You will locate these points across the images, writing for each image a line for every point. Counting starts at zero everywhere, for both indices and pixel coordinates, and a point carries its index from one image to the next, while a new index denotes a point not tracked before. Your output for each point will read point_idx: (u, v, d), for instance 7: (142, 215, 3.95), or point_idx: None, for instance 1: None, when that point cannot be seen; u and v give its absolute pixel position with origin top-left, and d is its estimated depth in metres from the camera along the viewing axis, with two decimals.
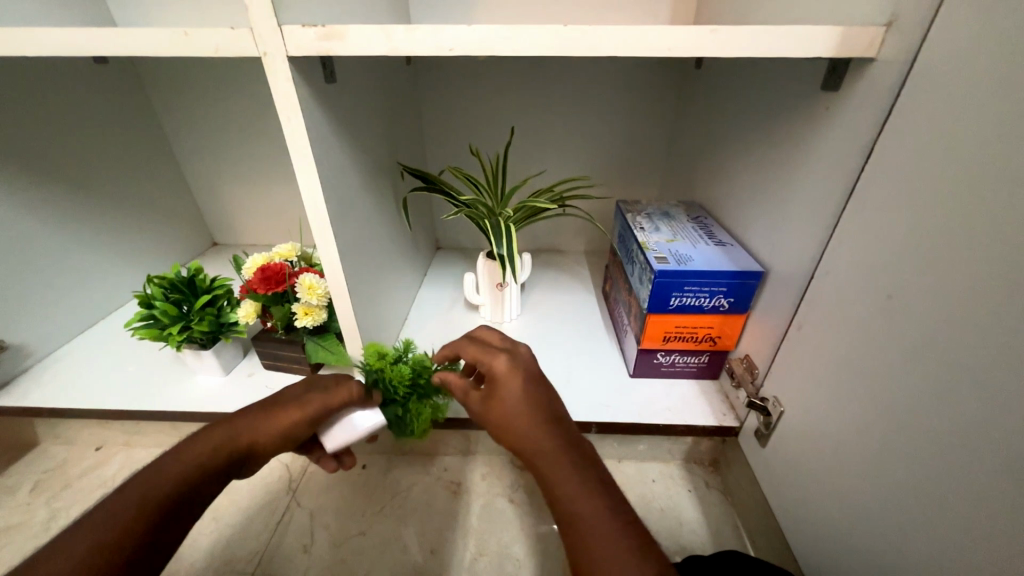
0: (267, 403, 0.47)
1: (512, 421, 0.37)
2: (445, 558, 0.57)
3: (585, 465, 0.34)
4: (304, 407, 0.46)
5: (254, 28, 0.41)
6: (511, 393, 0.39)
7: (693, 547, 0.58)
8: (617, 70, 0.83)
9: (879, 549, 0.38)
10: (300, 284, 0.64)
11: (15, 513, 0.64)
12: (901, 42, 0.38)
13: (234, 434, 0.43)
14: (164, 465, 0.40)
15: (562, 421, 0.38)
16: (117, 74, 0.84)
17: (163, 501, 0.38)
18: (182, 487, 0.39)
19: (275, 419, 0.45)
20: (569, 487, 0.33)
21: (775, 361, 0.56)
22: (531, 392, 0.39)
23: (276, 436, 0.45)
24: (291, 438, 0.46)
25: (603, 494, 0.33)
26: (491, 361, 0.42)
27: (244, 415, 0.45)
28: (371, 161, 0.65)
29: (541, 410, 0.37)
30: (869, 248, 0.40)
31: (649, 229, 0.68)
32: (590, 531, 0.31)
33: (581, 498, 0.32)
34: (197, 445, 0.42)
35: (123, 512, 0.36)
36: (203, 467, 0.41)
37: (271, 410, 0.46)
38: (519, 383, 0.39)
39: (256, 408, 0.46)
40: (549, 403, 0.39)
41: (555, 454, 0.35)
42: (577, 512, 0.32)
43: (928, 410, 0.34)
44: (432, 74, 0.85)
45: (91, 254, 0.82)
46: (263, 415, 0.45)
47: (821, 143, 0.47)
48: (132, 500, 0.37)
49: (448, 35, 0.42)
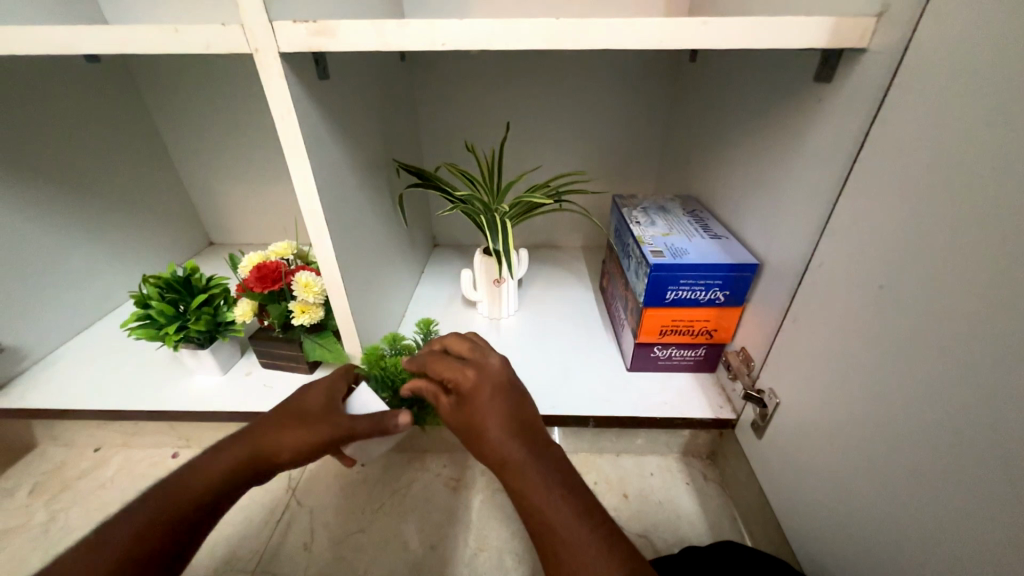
0: (294, 415, 0.45)
1: (480, 435, 0.38)
2: (445, 553, 0.58)
3: (551, 470, 0.34)
4: (330, 427, 0.44)
5: (245, 25, 0.41)
6: (479, 409, 0.39)
7: (691, 539, 0.59)
8: (612, 64, 0.83)
9: (874, 536, 0.38)
10: (296, 282, 0.63)
11: (15, 515, 0.64)
12: (893, 32, 0.38)
13: (257, 448, 0.43)
14: (186, 479, 0.40)
15: (529, 431, 0.37)
16: (109, 73, 0.83)
17: (181, 516, 0.38)
18: (203, 502, 0.39)
19: (300, 437, 0.44)
20: (535, 497, 0.33)
21: (771, 353, 0.56)
22: (498, 405, 0.39)
23: (299, 454, 0.44)
24: (314, 455, 0.45)
25: (573, 499, 0.33)
26: (459, 378, 0.42)
27: (269, 426, 0.45)
28: (366, 157, 0.64)
29: (504, 422, 0.37)
30: (863, 238, 0.41)
31: (645, 223, 0.68)
32: (561, 540, 0.31)
33: (548, 508, 0.32)
34: (221, 459, 0.42)
35: (143, 523, 0.36)
36: (224, 483, 0.41)
37: (298, 423, 0.44)
38: (485, 398, 0.39)
39: (283, 418, 0.45)
40: (513, 414, 0.38)
41: (518, 467, 0.35)
42: (547, 524, 0.32)
43: (922, 400, 0.34)
44: (426, 70, 0.85)
45: (86, 255, 0.82)
46: (291, 429, 0.44)
47: (814, 135, 0.47)
48: (151, 513, 0.37)
49: (440, 30, 0.42)
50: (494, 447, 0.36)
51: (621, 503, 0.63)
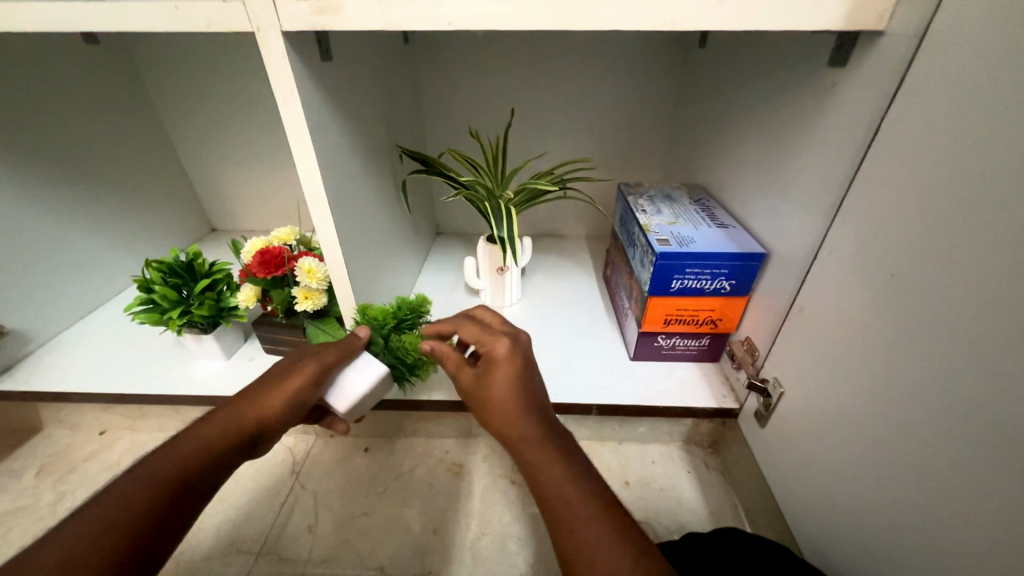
0: (265, 378, 0.47)
1: (500, 404, 0.38)
2: (447, 538, 0.58)
3: (569, 453, 0.35)
4: (304, 374, 0.47)
5: (246, 1, 0.40)
6: (508, 379, 0.39)
7: (691, 526, 0.59)
8: (619, 48, 0.82)
9: (877, 525, 0.39)
10: (299, 268, 0.63)
11: (22, 496, 0.65)
12: (911, 14, 0.37)
13: (237, 414, 0.44)
14: (169, 451, 0.40)
15: (545, 413, 0.38)
16: (109, 54, 0.82)
17: (172, 484, 0.38)
18: (191, 468, 0.39)
19: (276, 392, 0.46)
20: (555, 476, 0.33)
21: (776, 343, 0.56)
22: (524, 380, 0.40)
23: (281, 408, 0.46)
24: (296, 408, 0.47)
25: (585, 479, 0.33)
26: (494, 343, 0.43)
27: (243, 395, 0.45)
28: (369, 142, 0.64)
29: (525, 400, 0.38)
30: (875, 226, 0.40)
31: (651, 212, 0.68)
32: (579, 517, 0.31)
33: (565, 485, 0.33)
34: (200, 430, 0.42)
35: (132, 495, 0.36)
36: (211, 449, 0.41)
37: (271, 383, 0.46)
38: (513, 371, 0.40)
39: (256, 384, 0.47)
40: (536, 395, 0.39)
41: (540, 444, 0.35)
42: (564, 500, 0.32)
43: (929, 391, 0.34)
44: (430, 53, 0.84)
45: (87, 239, 0.81)
46: (265, 390, 0.46)
47: (826, 121, 0.47)
48: (139, 484, 0.37)
49: (447, 9, 0.41)
50: (518, 421, 0.37)
51: (622, 490, 0.63)
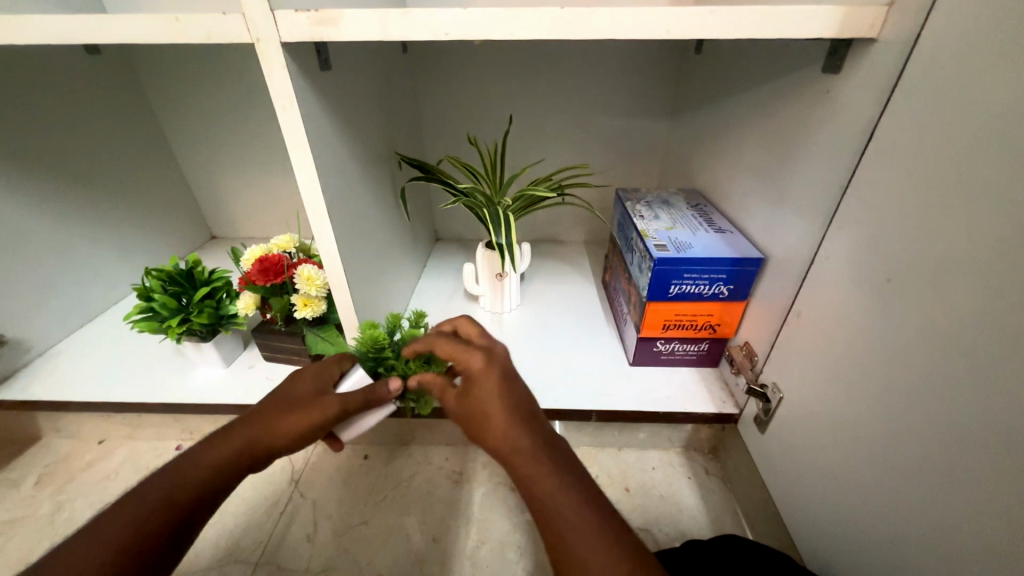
0: (285, 398, 0.45)
1: (484, 423, 0.38)
2: (447, 547, 0.58)
3: (563, 462, 0.35)
4: (324, 411, 0.44)
5: (246, 14, 0.40)
6: (487, 394, 0.38)
7: (692, 533, 0.59)
8: (615, 56, 0.82)
9: (877, 530, 0.38)
10: (298, 275, 0.63)
11: (20, 506, 0.64)
12: (903, 22, 0.37)
13: (250, 436, 0.42)
14: (176, 470, 0.40)
15: (537, 423, 0.37)
16: (110, 65, 0.83)
17: (178, 506, 0.38)
18: (198, 493, 0.39)
19: (293, 418, 0.43)
20: (550, 488, 0.33)
21: (775, 348, 0.56)
22: (507, 393, 0.38)
23: (294, 438, 0.43)
24: (307, 438, 0.44)
25: (580, 490, 0.33)
26: (468, 359, 0.41)
27: (261, 412, 0.44)
28: (367, 150, 0.64)
29: (506, 414, 0.37)
30: (870, 232, 0.40)
31: (648, 218, 0.68)
32: (575, 531, 0.31)
33: (560, 497, 0.33)
34: (214, 449, 0.41)
35: (137, 516, 0.36)
36: (221, 472, 0.40)
37: (289, 409, 0.44)
38: (496, 385, 0.39)
39: (270, 402, 0.45)
40: (521, 403, 0.38)
41: (531, 456, 0.35)
42: (559, 514, 0.32)
43: (926, 396, 0.34)
44: (429, 62, 0.84)
45: (88, 249, 0.82)
46: (281, 413, 0.43)
47: (820, 128, 0.47)
48: (144, 503, 0.37)
49: (443, 20, 0.41)
50: (501, 440, 0.36)
51: (623, 497, 0.63)
